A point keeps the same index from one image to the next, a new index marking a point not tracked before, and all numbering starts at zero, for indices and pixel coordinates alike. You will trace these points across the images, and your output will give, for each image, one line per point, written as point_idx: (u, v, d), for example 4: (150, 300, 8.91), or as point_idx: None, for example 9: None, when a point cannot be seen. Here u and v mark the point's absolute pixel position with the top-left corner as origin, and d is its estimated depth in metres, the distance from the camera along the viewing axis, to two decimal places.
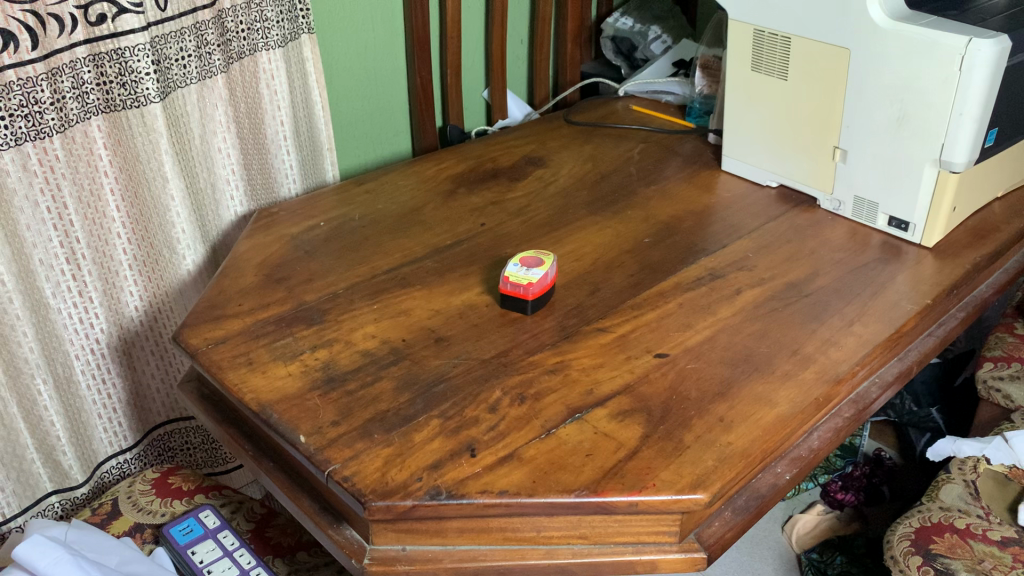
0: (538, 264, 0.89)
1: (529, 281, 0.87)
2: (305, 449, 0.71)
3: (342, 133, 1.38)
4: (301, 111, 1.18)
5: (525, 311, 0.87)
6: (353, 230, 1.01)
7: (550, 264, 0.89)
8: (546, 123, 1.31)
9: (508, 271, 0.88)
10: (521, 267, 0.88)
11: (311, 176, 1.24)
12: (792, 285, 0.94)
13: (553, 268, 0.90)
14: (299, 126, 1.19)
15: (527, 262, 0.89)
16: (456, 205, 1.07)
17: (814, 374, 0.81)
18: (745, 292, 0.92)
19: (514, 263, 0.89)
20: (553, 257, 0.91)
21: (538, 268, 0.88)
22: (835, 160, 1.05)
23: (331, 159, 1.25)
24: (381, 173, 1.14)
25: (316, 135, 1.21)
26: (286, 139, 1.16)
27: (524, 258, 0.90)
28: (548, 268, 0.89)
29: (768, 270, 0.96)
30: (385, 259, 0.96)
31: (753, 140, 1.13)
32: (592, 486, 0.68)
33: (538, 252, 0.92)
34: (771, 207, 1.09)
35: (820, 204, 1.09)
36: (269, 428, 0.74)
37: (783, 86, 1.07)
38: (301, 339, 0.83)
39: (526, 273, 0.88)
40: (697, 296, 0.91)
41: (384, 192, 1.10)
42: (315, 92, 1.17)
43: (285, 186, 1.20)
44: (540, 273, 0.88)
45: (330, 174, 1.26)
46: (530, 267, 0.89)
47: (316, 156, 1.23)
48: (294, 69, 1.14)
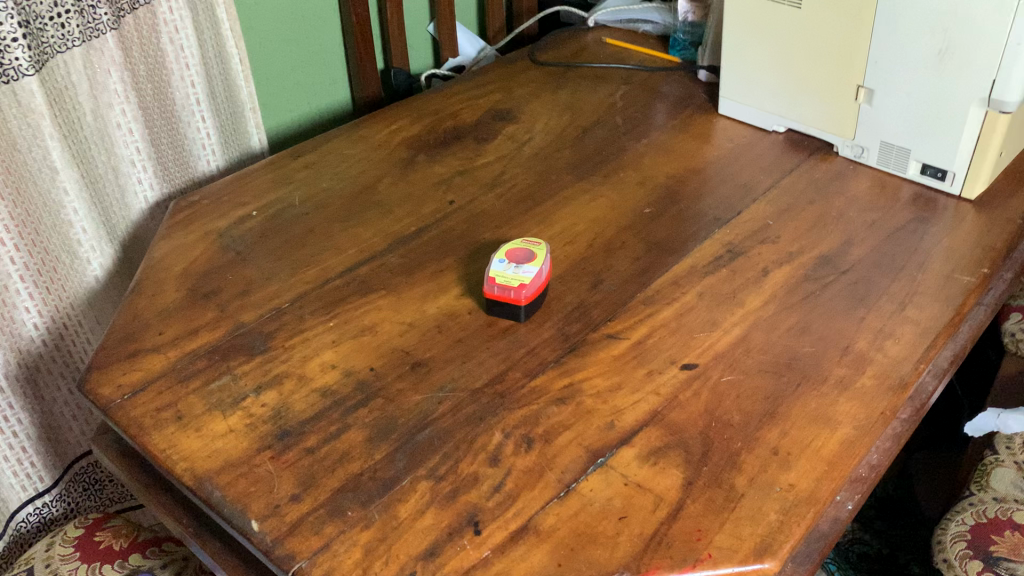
0: (528, 259, 0.73)
1: (520, 283, 0.71)
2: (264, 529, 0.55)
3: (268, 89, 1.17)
4: (214, 69, 0.98)
5: (518, 318, 0.72)
6: (295, 220, 0.83)
7: (543, 259, 0.74)
8: (509, 65, 1.12)
9: (492, 272, 0.72)
10: (508, 265, 0.73)
11: (235, 145, 1.04)
12: (826, 259, 0.79)
13: (546, 262, 0.75)
14: (214, 86, 0.99)
15: (514, 259, 0.73)
16: (416, 180, 0.90)
17: (873, 379, 0.67)
18: (774, 272, 0.78)
19: (499, 260, 0.74)
20: (544, 248, 0.75)
21: (529, 266, 0.73)
22: (858, 100, 0.90)
23: (256, 121, 1.05)
24: (322, 140, 0.95)
25: (234, 95, 1.01)
26: (198, 104, 0.97)
27: (509, 253, 0.74)
28: (541, 265, 0.73)
29: (795, 241, 0.81)
30: (337, 257, 0.79)
31: (757, 78, 0.97)
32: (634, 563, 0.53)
33: (525, 242, 0.76)
34: (783, 159, 0.94)
35: (838, 151, 0.94)
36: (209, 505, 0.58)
37: (795, 16, 0.90)
38: (243, 378, 0.66)
39: (515, 273, 0.72)
40: (718, 282, 0.76)
41: (327, 165, 0.91)
42: (230, 43, 0.97)
43: (203, 160, 1.00)
44: (532, 272, 0.72)
45: (257, 140, 1.06)
46: (519, 264, 0.73)
47: (238, 121, 1.03)
48: (200, 18, 0.94)
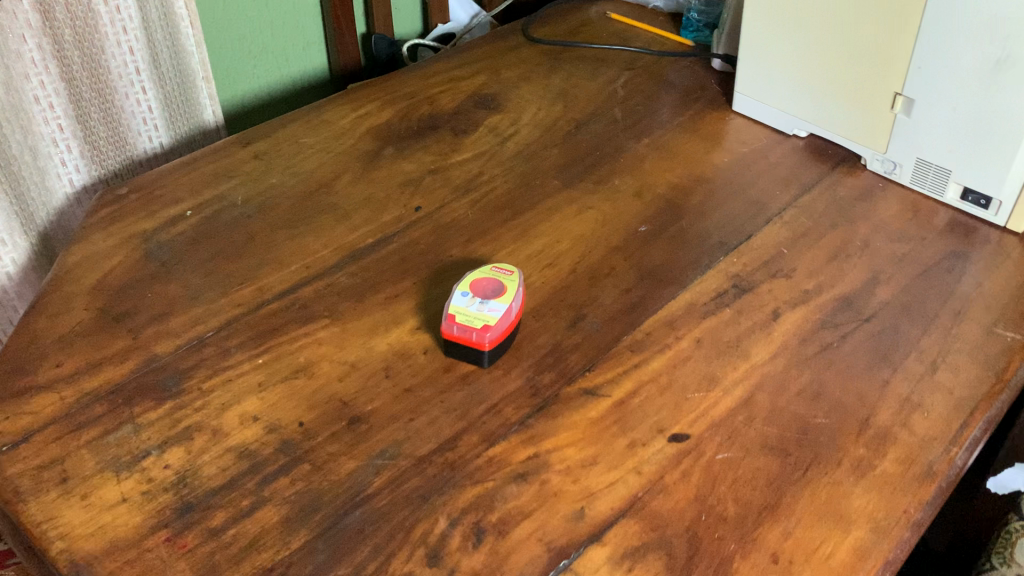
0: (498, 295, 0.62)
1: (486, 325, 0.60)
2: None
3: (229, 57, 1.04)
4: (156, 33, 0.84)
5: (481, 363, 0.61)
6: (234, 223, 0.72)
7: (515, 295, 0.63)
8: (500, 40, 0.99)
9: (453, 309, 0.61)
10: (473, 301, 0.61)
11: (185, 119, 0.91)
12: (847, 301, 0.68)
13: (519, 296, 0.63)
14: (157, 53, 0.86)
15: (480, 294, 0.62)
16: (379, 179, 0.78)
17: (897, 464, 0.56)
18: (785, 315, 0.66)
19: (463, 292, 0.62)
20: (517, 279, 0.64)
21: (498, 304, 0.61)
22: (894, 110, 0.77)
23: (210, 91, 0.92)
24: (277, 124, 0.83)
25: (184, 63, 0.88)
26: (137, 74, 0.84)
27: (475, 284, 0.63)
28: (512, 302, 0.62)
29: (812, 276, 0.70)
30: (278, 274, 0.68)
31: (780, 74, 0.85)
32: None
33: (495, 269, 0.65)
34: (804, 170, 0.82)
35: (866, 164, 0.82)
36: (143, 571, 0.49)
37: (829, 5, 0.78)
38: (147, 431, 0.56)
39: (480, 313, 0.61)
40: (719, 326, 0.65)
41: (280, 155, 0.79)
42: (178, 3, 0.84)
43: (144, 136, 0.88)
44: (500, 312, 0.61)
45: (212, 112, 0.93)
46: (486, 301, 0.62)
47: (189, 91, 0.90)
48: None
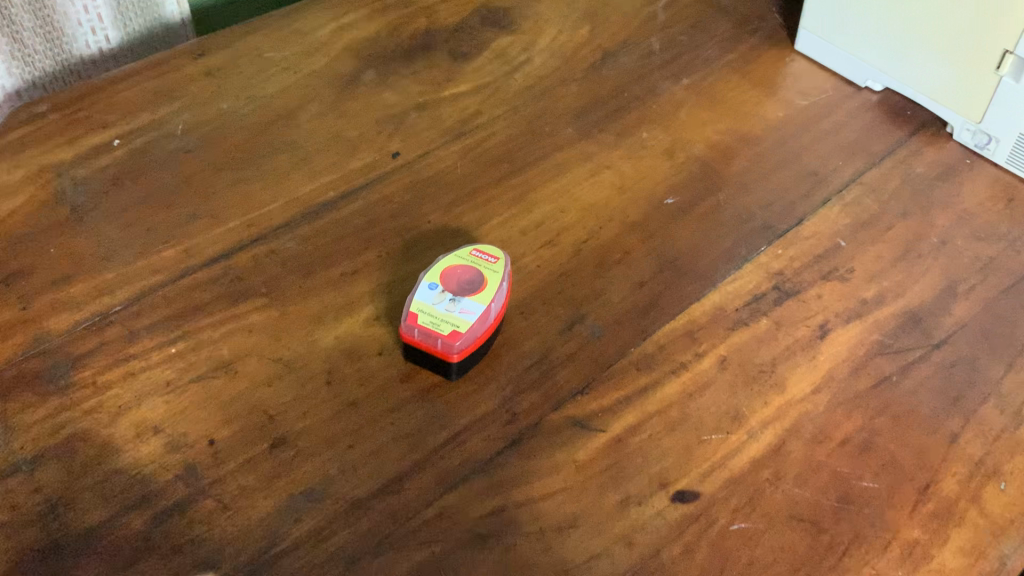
0: (475, 289, 0.49)
1: (455, 332, 0.48)
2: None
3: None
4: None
5: (447, 375, 0.49)
6: (169, 161, 0.59)
7: (497, 290, 0.50)
8: None
9: (416, 307, 0.49)
10: (443, 298, 0.49)
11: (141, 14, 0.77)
12: (914, 318, 0.54)
13: (502, 290, 0.50)
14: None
15: (454, 287, 0.49)
16: (354, 112, 0.64)
17: (961, 556, 0.44)
18: (835, 332, 0.53)
19: (431, 283, 0.50)
20: (503, 267, 0.51)
21: (474, 302, 0.49)
22: (998, 73, 0.62)
23: None
24: (240, 31, 0.69)
25: None
26: None
27: (448, 272, 0.50)
28: (492, 300, 0.49)
29: (873, 281, 0.56)
30: (213, 233, 0.55)
31: (859, 12, 0.68)
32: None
33: (476, 251, 0.52)
34: (875, 136, 0.67)
35: (951, 134, 0.67)
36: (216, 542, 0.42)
37: None
38: (21, 438, 0.45)
39: (451, 314, 0.48)
40: (751, 342, 0.52)
41: (238, 72, 0.65)
42: None
43: (86, 32, 0.74)
44: (475, 314, 0.48)
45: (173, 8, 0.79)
46: (460, 298, 0.49)
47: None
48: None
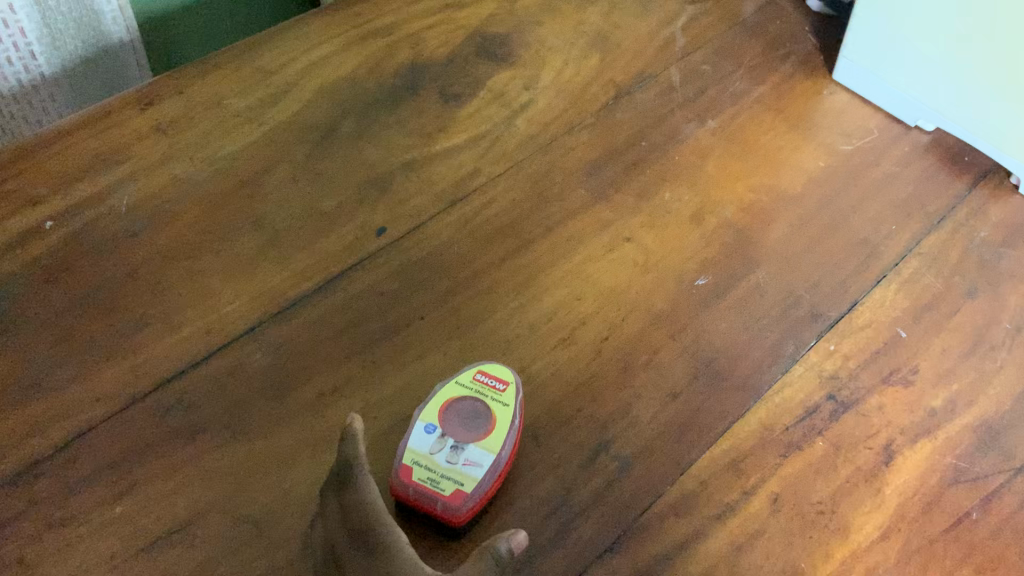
0: (483, 432, 0.43)
1: (459, 491, 0.41)
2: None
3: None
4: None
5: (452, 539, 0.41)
6: (111, 248, 0.50)
7: (509, 431, 0.43)
8: None
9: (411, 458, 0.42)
10: (444, 447, 0.42)
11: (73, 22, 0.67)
12: (992, 433, 0.47)
13: (514, 428, 0.44)
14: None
15: (456, 431, 0.43)
16: (330, 175, 0.55)
17: None
18: (903, 456, 0.45)
19: (428, 424, 0.43)
20: (513, 398, 0.44)
21: (482, 450, 0.42)
22: None
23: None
24: (194, 72, 0.59)
25: None
26: None
27: (448, 409, 0.44)
28: (504, 445, 0.43)
29: (942, 384, 0.48)
30: (165, 346, 0.46)
31: (913, 43, 0.59)
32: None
33: (479, 376, 0.45)
34: (931, 190, 0.58)
35: (1017, 185, 0.58)
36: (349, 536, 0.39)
37: None
38: None
39: (453, 467, 0.42)
40: (806, 474, 0.44)
41: (193, 128, 0.56)
42: None
43: (15, 65, 0.65)
44: (484, 467, 0.42)
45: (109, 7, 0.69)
46: (465, 446, 0.42)
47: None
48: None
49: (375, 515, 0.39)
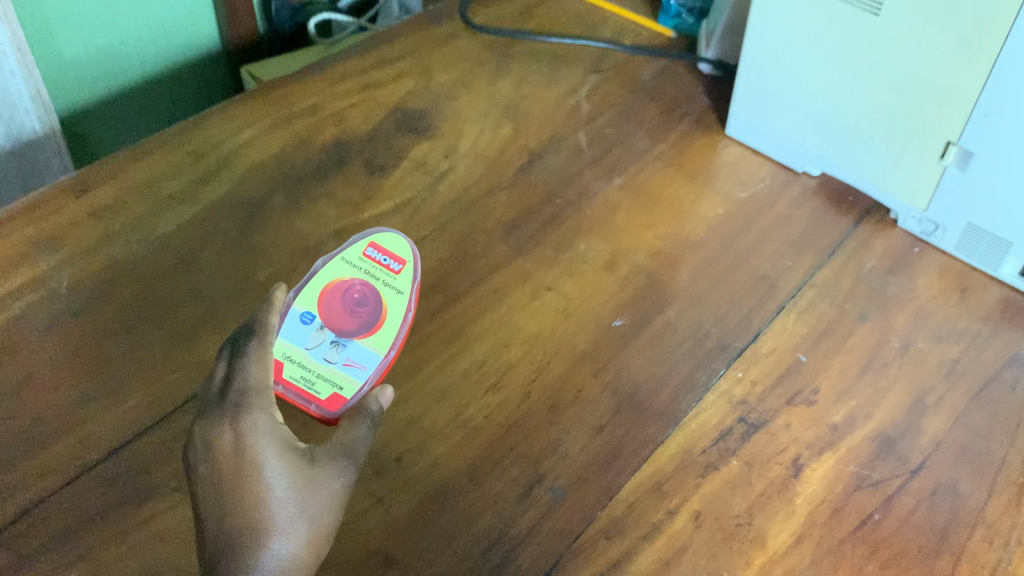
0: (366, 328, 0.49)
1: (337, 393, 0.48)
2: (304, 506, 0.40)
3: (60, 37, 0.75)
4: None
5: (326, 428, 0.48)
6: (51, 329, 0.51)
7: (395, 335, 0.49)
8: (430, 26, 0.77)
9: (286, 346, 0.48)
10: (324, 341, 0.48)
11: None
12: (889, 441, 0.51)
13: (397, 323, 0.50)
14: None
15: (337, 326, 0.48)
16: (263, 247, 0.58)
17: None
18: (810, 468, 0.49)
19: (306, 312, 0.49)
20: (400, 286, 0.51)
21: (362, 351, 0.48)
22: (943, 162, 0.59)
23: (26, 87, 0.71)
24: (127, 160, 0.62)
25: None
26: None
27: (331, 299, 0.49)
28: (388, 348, 0.49)
29: (841, 401, 0.53)
30: (112, 417, 0.48)
31: (790, 101, 0.65)
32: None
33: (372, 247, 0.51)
34: (821, 228, 0.64)
35: (897, 219, 0.65)
36: (231, 396, 0.42)
37: (867, 27, 0.57)
38: None
39: (334, 367, 0.48)
40: (724, 491, 0.48)
41: (127, 212, 0.58)
42: None
43: None
44: (364, 370, 0.48)
45: (17, 93, 0.70)
46: (346, 344, 0.48)
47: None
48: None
49: (258, 383, 0.43)
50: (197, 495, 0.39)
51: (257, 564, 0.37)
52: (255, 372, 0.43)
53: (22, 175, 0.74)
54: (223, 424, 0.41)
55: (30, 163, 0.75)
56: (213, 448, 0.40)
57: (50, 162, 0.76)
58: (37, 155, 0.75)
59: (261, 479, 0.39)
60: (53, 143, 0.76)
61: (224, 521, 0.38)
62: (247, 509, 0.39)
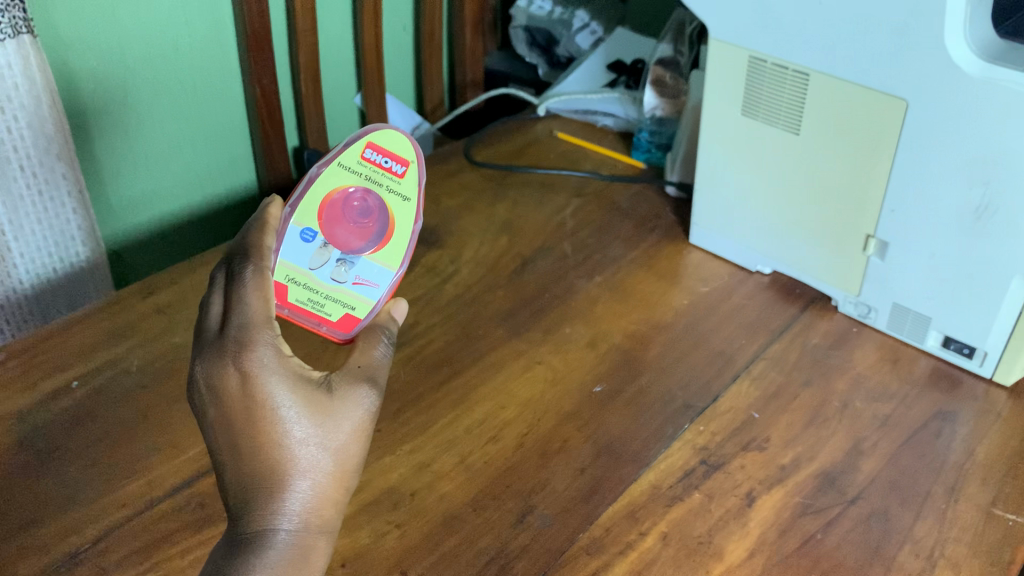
0: (371, 241, 0.54)
1: (350, 313, 0.54)
2: (317, 433, 0.45)
3: (109, 187, 0.86)
4: (22, 139, 0.73)
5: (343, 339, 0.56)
6: (124, 397, 0.62)
7: (404, 247, 0.54)
8: (439, 164, 0.92)
9: (293, 267, 0.53)
10: (330, 261, 0.53)
11: (45, 240, 0.78)
12: (829, 477, 0.60)
13: (399, 231, 0.54)
14: (18, 165, 0.74)
15: (344, 243, 0.54)
16: (300, 333, 0.69)
17: None
18: (761, 499, 0.58)
19: (308, 229, 0.53)
20: (406, 189, 0.54)
21: (368, 268, 0.54)
22: (865, 252, 0.70)
23: (80, 222, 0.80)
24: (188, 268, 0.74)
25: (53, 193, 0.77)
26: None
27: (331, 208, 0.53)
28: (395, 261, 0.55)
29: (788, 447, 0.62)
30: (176, 462, 0.58)
31: (737, 211, 0.78)
32: (318, 502, 0.45)
33: (371, 148, 0.53)
34: (770, 313, 0.75)
35: (837, 305, 0.75)
36: (232, 333, 0.46)
37: (790, 144, 0.70)
38: None
39: (343, 286, 0.54)
40: (687, 517, 0.57)
41: (187, 307, 0.70)
42: (47, 128, 0.74)
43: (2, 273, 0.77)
44: (370, 287, 0.54)
45: (76, 228, 0.80)
46: (353, 261, 0.54)
47: (51, 210, 0.77)
48: (16, 70, 0.69)
49: (259, 317, 0.46)
50: (218, 429, 0.45)
51: (285, 496, 0.44)
52: (254, 304, 0.47)
53: (69, 303, 0.83)
54: (228, 365, 0.45)
55: (77, 294, 0.83)
56: (224, 392, 0.44)
57: (91, 284, 0.84)
58: (84, 288, 0.84)
59: (277, 419, 0.44)
60: (99, 269, 0.84)
61: (250, 459, 0.44)
62: (268, 446, 0.44)
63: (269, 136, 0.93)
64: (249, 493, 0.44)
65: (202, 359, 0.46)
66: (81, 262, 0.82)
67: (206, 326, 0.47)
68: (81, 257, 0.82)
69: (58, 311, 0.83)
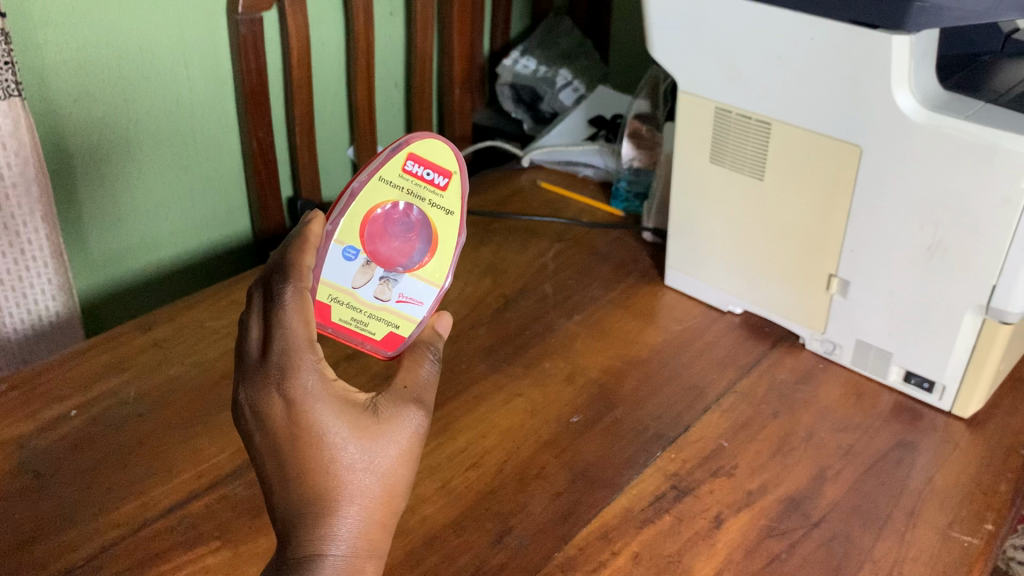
0: (408, 262, 0.58)
1: (395, 331, 0.59)
2: (360, 451, 0.48)
3: (101, 236, 0.90)
4: (6, 198, 0.76)
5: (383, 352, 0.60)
6: (121, 424, 0.65)
7: (447, 262, 0.59)
8: None
9: (336, 287, 0.57)
10: (374, 280, 0.57)
11: (21, 294, 0.80)
12: (794, 502, 0.63)
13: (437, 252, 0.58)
14: None
15: (387, 259, 0.57)
16: None
17: None
18: (728, 522, 0.61)
19: (350, 247, 0.56)
20: (449, 204, 0.57)
21: (411, 286, 0.58)
22: (829, 291, 0.74)
23: (53, 278, 0.82)
24: (184, 306, 0.78)
25: (33, 249, 0.79)
26: None
27: (372, 225, 0.56)
28: (433, 280, 0.59)
29: (756, 474, 0.65)
30: (170, 485, 0.61)
31: (709, 253, 0.82)
32: (366, 517, 0.48)
33: (412, 160, 0.56)
34: (742, 350, 0.78)
35: (805, 343, 0.79)
36: (275, 359, 0.48)
37: (757, 189, 0.75)
38: None
39: (389, 304, 0.58)
40: (658, 537, 0.60)
41: (183, 342, 0.74)
42: (32, 185, 0.77)
43: None
44: (413, 304, 0.59)
45: (50, 283, 0.82)
46: (398, 280, 0.58)
47: (28, 264, 0.80)
48: (5, 130, 0.73)
49: (302, 342, 0.48)
50: (267, 453, 0.48)
51: (334, 519, 0.47)
52: (297, 328, 0.49)
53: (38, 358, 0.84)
54: (273, 392, 0.47)
55: (51, 348, 0.85)
56: (271, 418, 0.47)
57: (66, 330, 0.85)
58: (56, 342, 0.85)
59: (324, 444, 0.47)
60: (74, 316, 0.85)
61: (299, 483, 0.47)
62: (316, 471, 0.47)
63: (264, 186, 0.97)
64: (300, 511, 0.46)
65: (247, 384, 0.48)
66: (56, 317, 0.84)
67: (249, 348, 0.50)
68: (55, 308, 0.83)
69: (32, 355, 0.84)
